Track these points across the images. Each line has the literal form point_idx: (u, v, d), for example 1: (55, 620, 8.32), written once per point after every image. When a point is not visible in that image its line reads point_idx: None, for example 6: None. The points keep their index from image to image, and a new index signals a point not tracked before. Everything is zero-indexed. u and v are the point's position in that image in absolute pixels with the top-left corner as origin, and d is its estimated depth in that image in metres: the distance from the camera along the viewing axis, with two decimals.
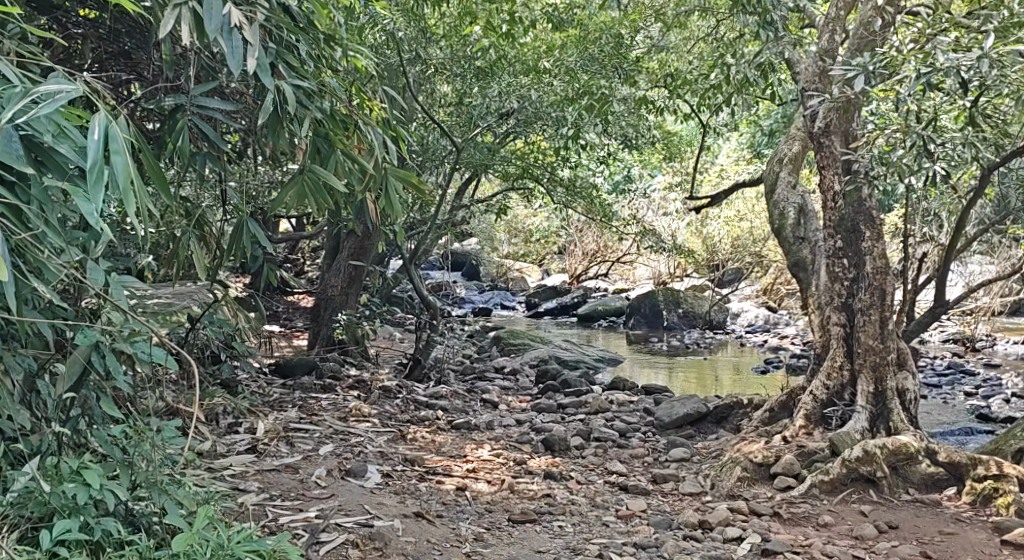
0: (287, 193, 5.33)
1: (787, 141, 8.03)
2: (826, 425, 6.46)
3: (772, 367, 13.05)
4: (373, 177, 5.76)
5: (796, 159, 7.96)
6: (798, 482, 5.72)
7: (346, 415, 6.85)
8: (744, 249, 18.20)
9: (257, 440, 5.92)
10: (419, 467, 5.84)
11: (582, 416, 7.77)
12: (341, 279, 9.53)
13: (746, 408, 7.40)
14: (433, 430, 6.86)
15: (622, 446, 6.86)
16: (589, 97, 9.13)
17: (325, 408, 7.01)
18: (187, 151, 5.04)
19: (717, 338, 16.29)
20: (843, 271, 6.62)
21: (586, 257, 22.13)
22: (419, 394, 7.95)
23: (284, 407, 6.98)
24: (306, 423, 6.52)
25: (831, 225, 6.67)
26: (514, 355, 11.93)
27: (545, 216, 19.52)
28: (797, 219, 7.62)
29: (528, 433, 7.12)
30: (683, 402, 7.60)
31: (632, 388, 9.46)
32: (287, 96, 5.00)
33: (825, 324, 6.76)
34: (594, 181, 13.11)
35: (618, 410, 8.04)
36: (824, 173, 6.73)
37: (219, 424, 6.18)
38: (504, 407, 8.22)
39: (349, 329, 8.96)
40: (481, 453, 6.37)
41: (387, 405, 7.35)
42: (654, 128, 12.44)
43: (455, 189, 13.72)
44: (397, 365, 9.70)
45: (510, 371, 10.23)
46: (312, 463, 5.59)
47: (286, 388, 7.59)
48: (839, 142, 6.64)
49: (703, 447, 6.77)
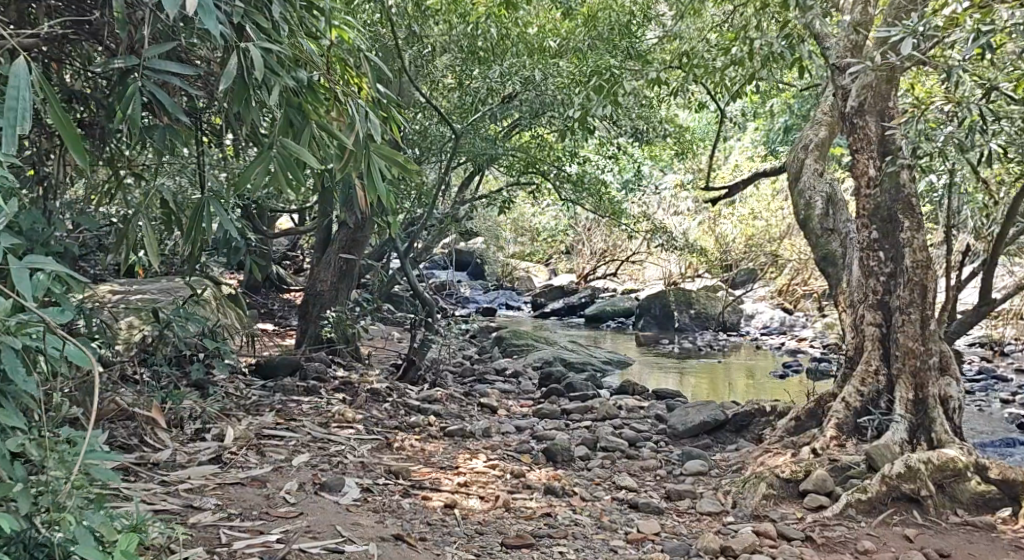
0: (254, 167, 4.71)
1: (813, 125, 7.42)
2: (860, 437, 5.80)
3: (791, 371, 12.37)
4: (354, 154, 5.08)
5: (823, 146, 7.33)
6: (831, 501, 5.07)
7: (328, 420, 6.22)
8: (758, 248, 17.57)
9: (223, 449, 5.28)
10: (404, 481, 5.19)
11: (588, 423, 7.13)
12: (330, 274, 8.94)
13: (769, 416, 6.74)
14: (423, 438, 6.23)
15: (632, 457, 6.23)
16: (598, 77, 8.17)
17: (306, 413, 6.37)
18: (138, 121, 4.44)
19: (730, 340, 15.61)
20: (879, 266, 5.98)
21: (594, 256, 21.35)
22: (411, 397, 7.31)
23: (260, 411, 6.35)
24: (283, 430, 5.89)
25: (865, 214, 6.05)
26: (517, 357, 11.28)
27: (552, 213, 18.89)
28: (826, 209, 6.97)
29: (528, 442, 6.48)
30: (698, 409, 6.95)
31: (642, 393, 8.80)
32: (254, 60, 4.41)
33: (858, 324, 6.12)
34: (604, 176, 12.49)
35: (627, 417, 7.39)
36: (856, 157, 6.14)
37: (183, 431, 5.55)
38: (504, 412, 7.58)
39: (339, 326, 8.34)
40: (475, 465, 5.73)
41: (375, 410, 6.71)
42: (667, 120, 11.83)
43: (457, 184, 13.12)
44: (390, 366, 9.06)
45: (511, 374, 9.59)
46: (283, 476, 4.94)
47: (265, 390, 6.96)
48: (875, 123, 6.05)
49: (722, 460, 6.12)
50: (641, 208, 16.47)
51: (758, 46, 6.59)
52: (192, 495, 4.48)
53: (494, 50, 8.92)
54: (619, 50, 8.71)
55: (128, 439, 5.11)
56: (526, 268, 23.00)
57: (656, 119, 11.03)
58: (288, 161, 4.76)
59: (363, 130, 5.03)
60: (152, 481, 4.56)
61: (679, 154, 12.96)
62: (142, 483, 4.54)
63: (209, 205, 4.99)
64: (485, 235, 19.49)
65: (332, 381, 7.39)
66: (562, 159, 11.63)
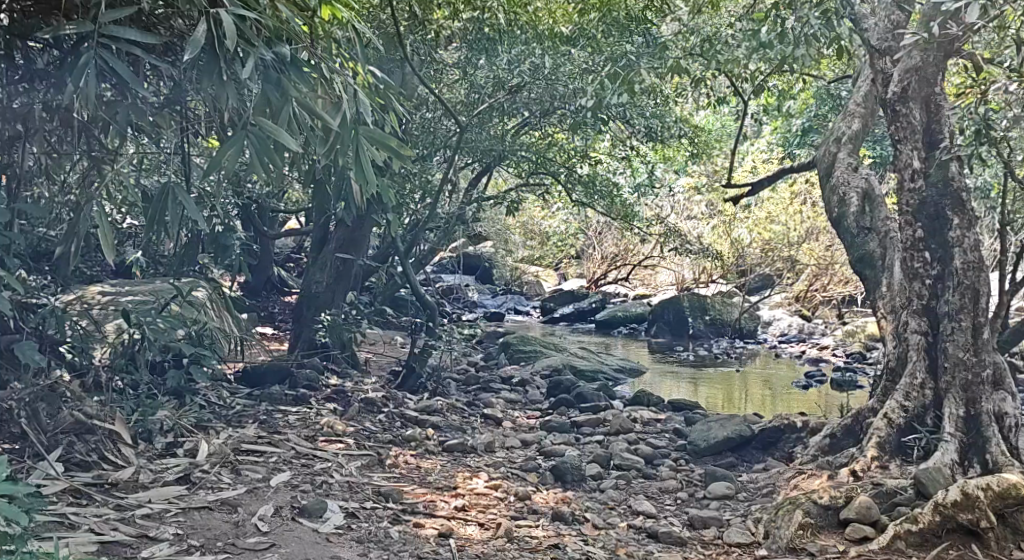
0: (227, 149, 4.12)
1: (845, 117, 6.88)
2: (905, 458, 5.23)
3: (815, 381, 11.75)
4: (340, 137, 4.51)
5: (857, 138, 6.86)
6: (877, 532, 4.53)
7: (317, 433, 5.69)
8: (776, 253, 16.98)
9: (193, 466, 4.73)
10: (394, 505, 4.63)
11: (601, 438, 6.56)
12: (326, 275, 8.34)
13: (799, 433, 6.18)
14: (419, 453, 5.68)
15: (649, 477, 5.70)
16: (614, 64, 7.60)
17: (292, 424, 5.82)
18: (94, 97, 3.95)
19: (748, 348, 15.01)
20: (925, 267, 5.42)
21: (605, 261, 20.81)
22: (409, 408, 6.75)
23: (244, 422, 5.82)
24: (264, 443, 5.34)
25: (909, 210, 5.49)
26: (525, 364, 10.71)
27: (563, 217, 18.27)
28: (862, 207, 6.42)
29: (535, 459, 5.94)
30: (721, 423, 6.38)
31: (658, 404, 8.23)
32: (227, 28, 3.86)
33: (900, 332, 5.57)
34: (616, 176, 11.95)
35: (642, 431, 6.82)
36: (899, 148, 5.56)
37: (155, 444, 5.04)
38: (509, 424, 7.03)
39: (333, 331, 7.78)
40: (475, 485, 5.18)
41: (370, 421, 6.17)
42: (682, 118, 11.29)
43: (463, 183, 12.59)
44: (388, 373, 8.48)
45: (518, 382, 9.01)
46: (258, 499, 4.39)
47: (251, 397, 6.41)
48: (920, 110, 5.51)
49: (750, 481, 5.57)
50: (654, 211, 15.89)
51: (790, 28, 6.06)
52: (149, 523, 3.94)
53: (503, 38, 8.31)
54: (636, 35, 8.20)
55: (87, 454, 4.57)
56: (536, 272, 22.42)
57: (671, 118, 10.49)
58: (265, 143, 4.18)
59: (352, 111, 4.45)
60: (106, 506, 4.03)
61: (695, 156, 12.47)
62: (94, 507, 4.00)
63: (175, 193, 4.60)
64: (493, 238, 18.93)
65: (324, 388, 6.80)
66: (572, 158, 11.09)
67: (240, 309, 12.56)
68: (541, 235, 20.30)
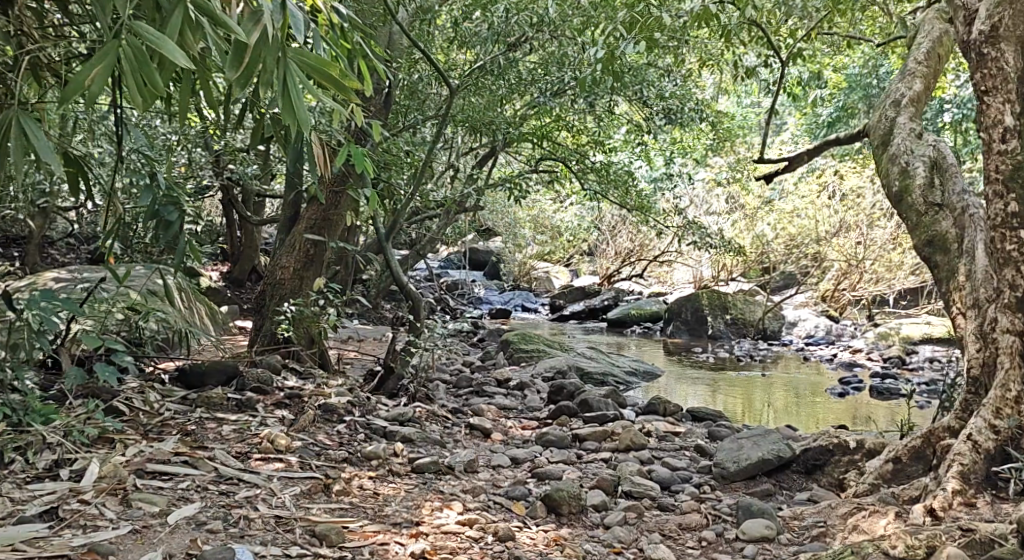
0: (90, 68, 3.02)
1: (904, 79, 6.35)
2: (995, 492, 4.15)
3: (852, 388, 10.53)
4: (256, 61, 3.34)
5: (918, 101, 6.21)
6: None
7: (259, 446, 4.60)
8: (802, 249, 15.85)
9: (72, 494, 3.64)
10: (329, 551, 3.57)
11: (608, 455, 5.44)
12: (293, 259, 7.09)
13: (852, 455, 5.03)
14: (381, 475, 4.57)
15: (666, 508, 4.60)
16: (631, 12, 6.52)
17: (227, 435, 4.72)
18: None
19: (773, 350, 13.84)
20: (1020, 250, 4.31)
21: (619, 257, 19.68)
22: (379, 415, 5.64)
23: (169, 431, 4.74)
24: (180, 462, 4.23)
25: (1000, 177, 4.39)
26: (525, 365, 9.56)
27: (575, 209, 17.23)
28: (928, 183, 5.36)
29: (526, 483, 4.84)
30: (754, 440, 5.23)
31: (676, 415, 7.10)
32: None
33: (988, 332, 4.45)
34: (631, 161, 10.87)
35: (658, 448, 5.69)
36: (986, 101, 4.47)
37: (35, 463, 3.96)
38: (500, 436, 5.92)
39: (300, 324, 6.65)
40: (445, 519, 4.09)
41: (329, 431, 5.09)
42: (705, 96, 10.21)
43: (463, 169, 11.56)
44: (365, 373, 7.33)
45: (515, 386, 7.88)
46: (140, 544, 3.37)
47: (186, 400, 5.30)
48: (1015, 54, 4.41)
49: (793, 517, 4.45)
50: (672, 204, 14.78)
51: None
52: None
53: None
54: None
55: None
56: (546, 268, 21.22)
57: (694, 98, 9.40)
58: (143, 61, 3.07)
59: (273, 28, 3.31)
60: None
61: (717, 145, 11.41)
62: None
63: (21, 122, 3.54)
64: (501, 230, 17.82)
65: (278, 388, 5.68)
66: (582, 145, 10.02)
67: (219, 300, 11.46)
68: (552, 228, 19.15)
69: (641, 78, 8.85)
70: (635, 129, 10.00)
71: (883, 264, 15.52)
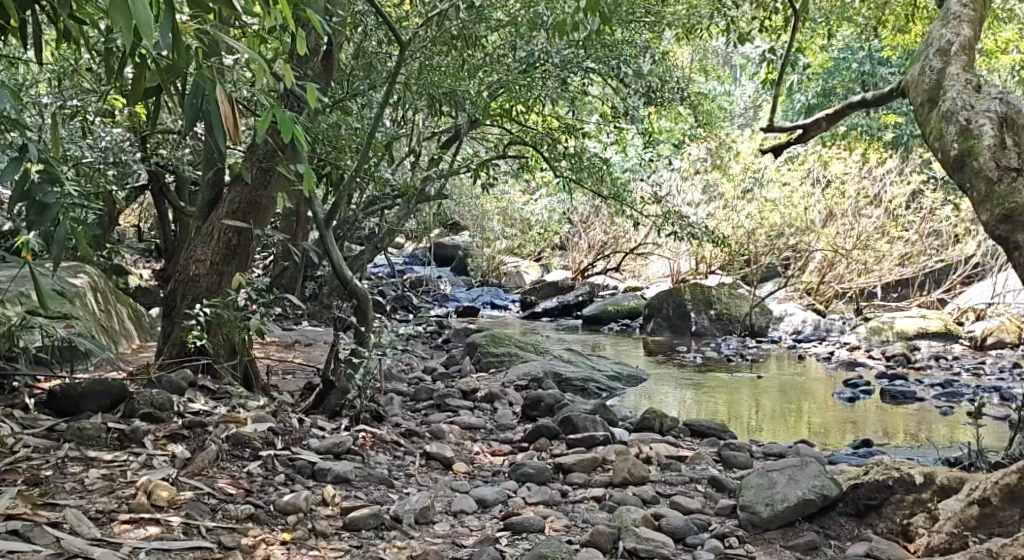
0: None
1: (949, 24, 5.19)
2: None
3: (862, 393, 9.36)
4: None
5: (969, 49, 5.05)
6: None
7: (133, 498, 3.40)
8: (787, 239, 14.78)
9: None
10: None
11: (601, 494, 4.26)
12: (211, 251, 5.83)
13: (919, 493, 3.87)
14: (300, 539, 3.39)
15: None
16: None
17: (90, 485, 3.50)
18: None
19: (762, 348, 12.75)
20: None
21: (592, 250, 18.50)
22: (312, 444, 4.41)
23: (16, 480, 3.51)
24: (6, 532, 3.10)
25: None
26: (496, 372, 8.36)
27: (547, 201, 16.06)
28: (1005, 151, 4.28)
29: (496, 539, 3.68)
30: (789, 473, 4.05)
31: (675, 435, 5.92)
32: None
33: None
34: (609, 144, 9.66)
35: (662, 483, 4.51)
36: None
37: None
38: (465, 467, 4.71)
39: (216, 329, 5.41)
40: None
41: (238, 474, 3.87)
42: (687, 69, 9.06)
43: (420, 155, 10.32)
44: (302, 386, 6.09)
45: (482, 399, 6.68)
46: None
47: (53, 433, 4.03)
48: None
49: None
50: (650, 191, 13.63)
51: None
52: None
53: None
54: None
55: None
56: (516, 263, 19.98)
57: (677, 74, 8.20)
58: None
59: None
60: None
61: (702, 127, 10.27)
62: None
63: None
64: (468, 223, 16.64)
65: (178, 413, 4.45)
66: (554, 128, 8.83)
67: (150, 302, 10.13)
68: (522, 221, 17.93)
69: (618, 52, 7.45)
70: (611, 111, 8.87)
71: (873, 253, 14.48)
